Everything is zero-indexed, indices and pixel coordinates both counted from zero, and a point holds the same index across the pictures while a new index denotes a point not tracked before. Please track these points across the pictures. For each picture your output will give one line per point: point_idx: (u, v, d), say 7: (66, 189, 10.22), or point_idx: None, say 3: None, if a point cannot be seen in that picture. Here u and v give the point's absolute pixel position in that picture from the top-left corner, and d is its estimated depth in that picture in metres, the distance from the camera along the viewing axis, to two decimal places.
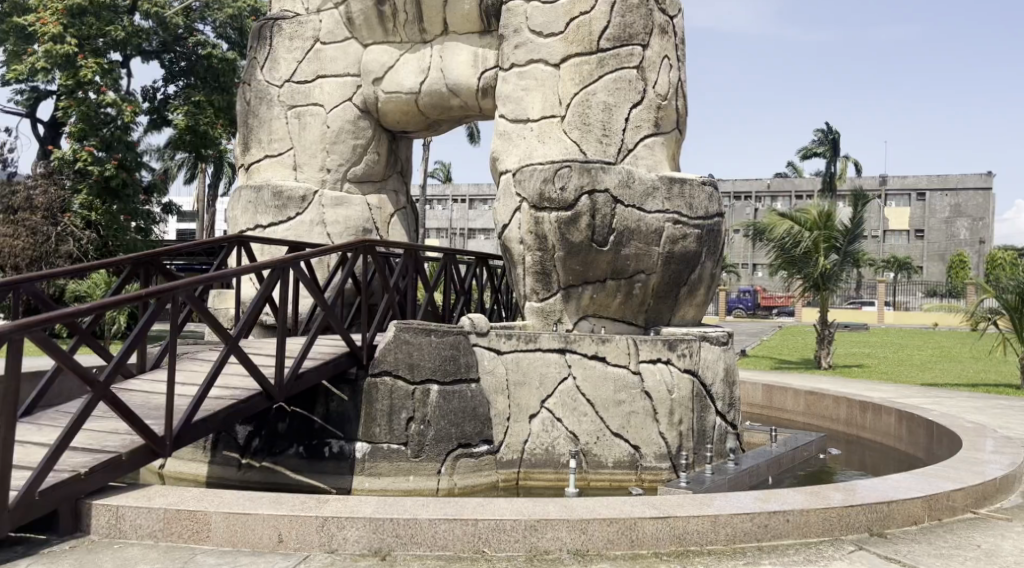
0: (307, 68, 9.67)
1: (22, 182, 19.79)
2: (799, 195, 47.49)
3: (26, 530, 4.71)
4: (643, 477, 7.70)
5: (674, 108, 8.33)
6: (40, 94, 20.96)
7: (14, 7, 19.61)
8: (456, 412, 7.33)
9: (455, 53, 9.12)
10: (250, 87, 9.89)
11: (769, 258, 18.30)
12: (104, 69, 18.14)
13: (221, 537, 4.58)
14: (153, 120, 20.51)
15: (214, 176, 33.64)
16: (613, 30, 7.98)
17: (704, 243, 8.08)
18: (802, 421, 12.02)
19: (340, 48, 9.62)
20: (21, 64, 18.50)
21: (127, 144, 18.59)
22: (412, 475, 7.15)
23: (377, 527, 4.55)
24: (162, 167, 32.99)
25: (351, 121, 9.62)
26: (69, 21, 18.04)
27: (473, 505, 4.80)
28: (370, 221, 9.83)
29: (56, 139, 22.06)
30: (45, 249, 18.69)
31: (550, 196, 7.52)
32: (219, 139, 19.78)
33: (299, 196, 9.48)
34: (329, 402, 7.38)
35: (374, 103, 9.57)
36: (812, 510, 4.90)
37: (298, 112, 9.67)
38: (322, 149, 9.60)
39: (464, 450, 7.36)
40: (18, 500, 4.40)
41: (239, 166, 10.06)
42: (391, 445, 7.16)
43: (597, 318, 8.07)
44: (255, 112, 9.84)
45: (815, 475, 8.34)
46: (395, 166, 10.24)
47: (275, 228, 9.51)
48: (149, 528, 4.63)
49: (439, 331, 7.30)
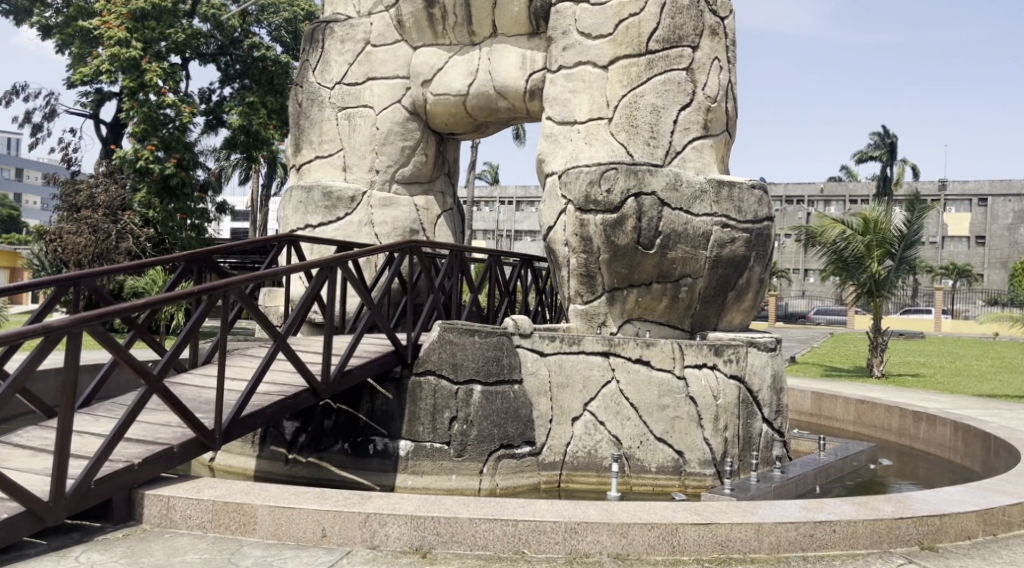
0: (358, 70, 9.81)
1: (86, 180, 20.34)
2: (854, 199, 46.52)
3: (82, 518, 4.86)
4: (686, 483, 7.63)
5: (723, 110, 8.24)
6: (104, 96, 21.57)
7: (80, 12, 20.15)
8: (499, 412, 7.37)
9: (503, 55, 9.14)
10: (302, 89, 10.07)
11: (821, 262, 17.99)
12: (168, 72, 18.61)
13: (267, 529, 4.66)
14: (209, 121, 20.95)
15: (267, 176, 34.21)
16: (662, 31, 7.94)
17: (754, 247, 7.96)
18: (852, 430, 11.80)
19: (390, 50, 9.74)
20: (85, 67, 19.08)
21: (185, 144, 19.04)
22: (454, 474, 7.20)
23: (419, 525, 4.60)
24: (218, 167, 33.70)
25: (400, 123, 9.72)
26: (133, 25, 18.55)
27: (513, 506, 4.81)
28: (417, 222, 9.90)
29: (118, 140, 22.67)
30: (106, 246, 19.00)
31: (596, 198, 7.50)
32: (272, 139, 20.14)
33: (348, 196, 9.60)
34: (374, 400, 7.45)
35: (423, 105, 9.65)
36: (860, 521, 4.81)
37: (348, 113, 9.81)
38: (371, 150, 9.73)
39: (506, 450, 7.39)
40: (74, 489, 4.54)
41: (290, 166, 10.22)
42: (434, 444, 7.23)
43: (642, 322, 8.04)
44: (307, 114, 10.01)
45: (864, 486, 8.17)
46: (442, 167, 10.31)
47: (325, 228, 9.64)
48: (199, 518, 4.74)
49: (483, 331, 7.37)
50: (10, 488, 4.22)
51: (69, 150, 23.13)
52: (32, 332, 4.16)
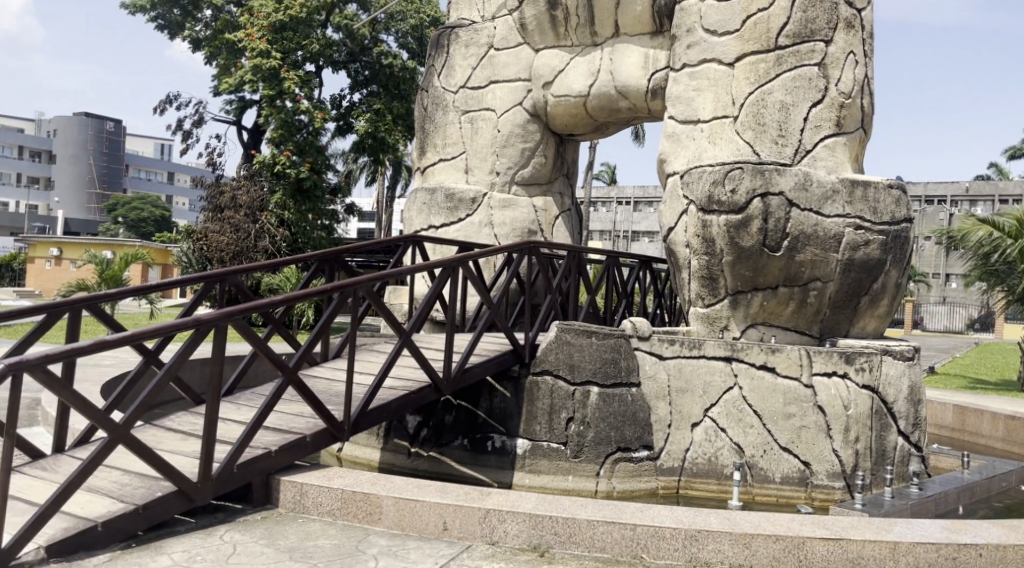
0: (481, 74, 9.96)
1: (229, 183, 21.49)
2: (1002, 199, 43.63)
3: (225, 498, 5.13)
4: (814, 495, 7.34)
5: (859, 106, 7.91)
6: (246, 104, 22.67)
7: (226, 25, 21.24)
8: (616, 415, 7.33)
9: (625, 56, 9.07)
10: (427, 93, 10.32)
11: (966, 267, 17.00)
12: (303, 80, 19.39)
13: (391, 519, 4.79)
14: (339, 126, 21.71)
15: (392, 178, 35.15)
16: (793, 26, 7.70)
17: (890, 250, 7.59)
18: (1000, 448, 11.10)
19: (513, 53, 9.84)
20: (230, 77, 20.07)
21: (318, 149, 19.78)
22: (570, 475, 7.19)
23: (538, 524, 4.61)
24: (346, 169, 34.88)
25: (521, 125, 9.79)
26: (272, 37, 19.40)
27: (632, 510, 4.77)
28: (536, 223, 9.94)
29: (258, 144, 23.79)
30: (245, 245, 20.36)
31: (719, 199, 7.34)
32: (397, 145, 20.63)
33: (469, 198, 9.75)
34: (493, 397, 7.54)
35: (544, 107, 9.68)
36: (1008, 545, 4.51)
37: (471, 116, 9.97)
38: (492, 153, 9.84)
39: (623, 454, 7.34)
40: (218, 472, 4.80)
41: (415, 169, 10.46)
42: (551, 443, 7.25)
43: (767, 326, 7.82)
44: (431, 118, 10.24)
45: (1011, 508, 7.66)
46: (561, 168, 10.32)
47: (447, 228, 9.83)
48: (329, 505, 4.92)
49: (600, 333, 7.34)
50: (162, 466, 4.52)
51: (215, 155, 24.43)
52: (184, 324, 4.43)
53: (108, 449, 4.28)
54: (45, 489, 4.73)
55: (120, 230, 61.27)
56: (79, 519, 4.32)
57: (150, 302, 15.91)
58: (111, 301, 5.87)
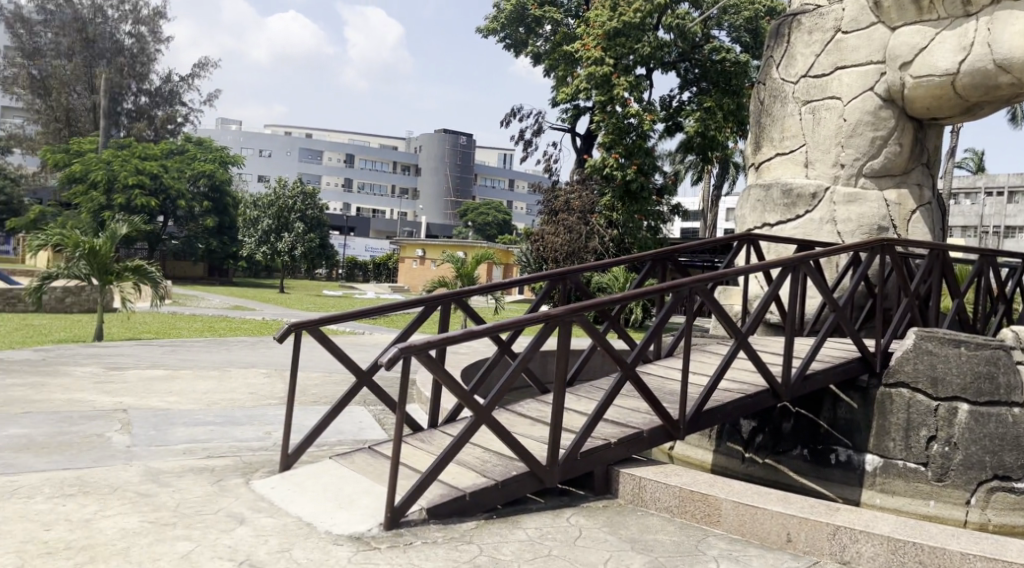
0: (826, 60, 9.28)
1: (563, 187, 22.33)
2: None
3: (573, 483, 5.43)
4: None
5: None
6: (581, 111, 23.49)
7: (564, 37, 22.21)
8: (992, 438, 6.29)
9: (1007, 24, 7.95)
10: (765, 86, 9.86)
11: None
12: (633, 84, 19.58)
13: (731, 524, 4.64)
14: (667, 127, 21.59)
15: (721, 177, 34.46)
16: None
17: None
18: None
19: (864, 35, 9.05)
20: (568, 86, 20.91)
21: (646, 151, 19.90)
22: (932, 500, 6.38)
23: (896, 548, 4.18)
24: (675, 169, 34.89)
25: (872, 111, 8.95)
26: (607, 44, 19.78)
27: (1015, 547, 4.12)
28: (887, 218, 8.98)
29: (591, 149, 24.58)
30: (577, 245, 20.99)
31: None
32: (726, 141, 20.26)
33: (809, 193, 9.12)
34: (837, 407, 6.94)
35: (900, 89, 8.79)
36: None
37: (812, 107, 9.32)
38: (837, 144, 9.09)
39: (1001, 483, 6.33)
40: (565, 457, 5.08)
41: (749, 165, 10.05)
42: (907, 463, 6.49)
43: None
44: (769, 111, 9.75)
45: None
46: (921, 156, 9.29)
47: (783, 226, 9.32)
48: (667, 502, 4.91)
49: (971, 342, 6.31)
50: (519, 450, 4.92)
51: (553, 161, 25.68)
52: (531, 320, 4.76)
53: (472, 429, 4.81)
54: (426, 458, 5.48)
55: (469, 231, 68.94)
56: (452, 488, 4.94)
57: (494, 298, 16.68)
58: (474, 297, 6.38)
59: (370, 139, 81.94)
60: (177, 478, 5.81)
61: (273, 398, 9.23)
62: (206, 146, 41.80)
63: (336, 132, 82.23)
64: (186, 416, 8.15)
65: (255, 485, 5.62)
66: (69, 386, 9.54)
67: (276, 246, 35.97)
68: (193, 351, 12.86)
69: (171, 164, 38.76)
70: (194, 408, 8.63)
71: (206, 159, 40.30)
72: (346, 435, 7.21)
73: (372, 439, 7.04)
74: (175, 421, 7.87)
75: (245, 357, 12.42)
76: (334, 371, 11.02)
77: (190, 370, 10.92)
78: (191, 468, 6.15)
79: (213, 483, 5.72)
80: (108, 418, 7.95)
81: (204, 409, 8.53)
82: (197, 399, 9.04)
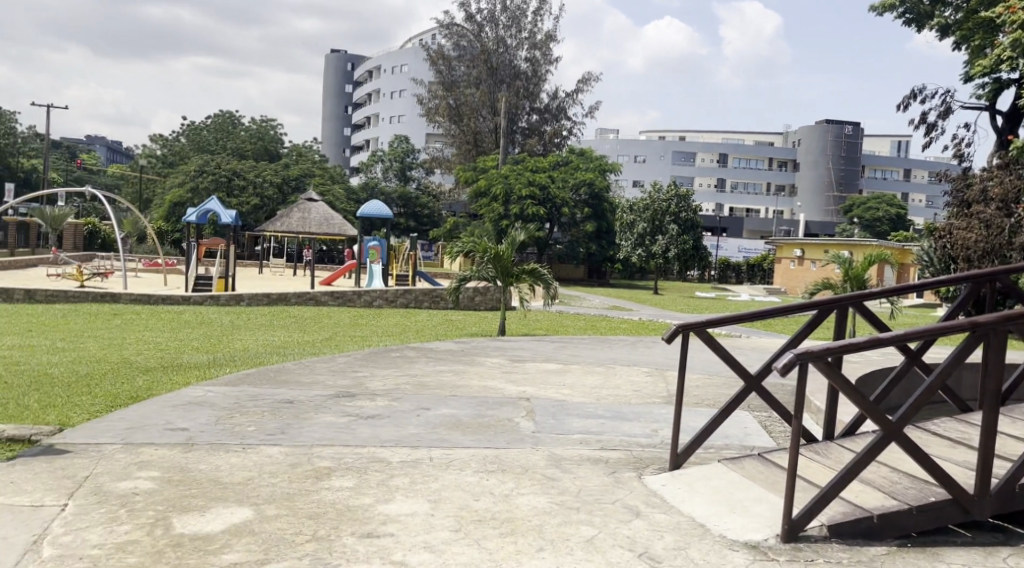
0: None
1: (979, 175, 20.64)
2: None
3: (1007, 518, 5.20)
4: None
5: None
6: (1002, 85, 20.83)
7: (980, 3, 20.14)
8: None
9: None
10: None
11: None
12: None
13: None
14: None
15: None
16: None
17: None
18: None
19: None
20: (985, 59, 18.43)
21: None
22: None
23: None
24: None
25: None
26: None
27: None
28: None
29: (1015, 128, 21.75)
30: (999, 241, 18.56)
31: None
32: None
33: None
34: None
35: None
36: None
37: None
38: None
39: None
40: (999, 489, 4.82)
41: None
42: None
43: None
44: None
45: None
46: None
47: None
48: None
49: None
50: (942, 480, 4.75)
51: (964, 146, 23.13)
52: (958, 326, 4.45)
53: (879, 445, 4.53)
54: (822, 472, 5.38)
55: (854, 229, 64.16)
56: (859, 508, 4.96)
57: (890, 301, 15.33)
58: (878, 299, 5.91)
59: (745, 137, 80.44)
60: (577, 465, 6.62)
61: (657, 396, 9.57)
62: (589, 156, 44.33)
63: (710, 134, 82.25)
64: (581, 407, 8.82)
65: (647, 480, 6.18)
66: (482, 374, 10.82)
67: (652, 249, 36.91)
68: (581, 348, 13.79)
69: (557, 175, 41.78)
70: (586, 400, 9.29)
71: (589, 169, 42.77)
72: (732, 439, 7.34)
73: (761, 446, 7.12)
74: (571, 412, 8.57)
75: (629, 355, 13.01)
76: (717, 375, 11.10)
77: (580, 365, 11.73)
78: (588, 457, 6.87)
79: (609, 474, 6.41)
80: (515, 404, 8.90)
81: (595, 402, 9.15)
82: (588, 393, 9.71)
